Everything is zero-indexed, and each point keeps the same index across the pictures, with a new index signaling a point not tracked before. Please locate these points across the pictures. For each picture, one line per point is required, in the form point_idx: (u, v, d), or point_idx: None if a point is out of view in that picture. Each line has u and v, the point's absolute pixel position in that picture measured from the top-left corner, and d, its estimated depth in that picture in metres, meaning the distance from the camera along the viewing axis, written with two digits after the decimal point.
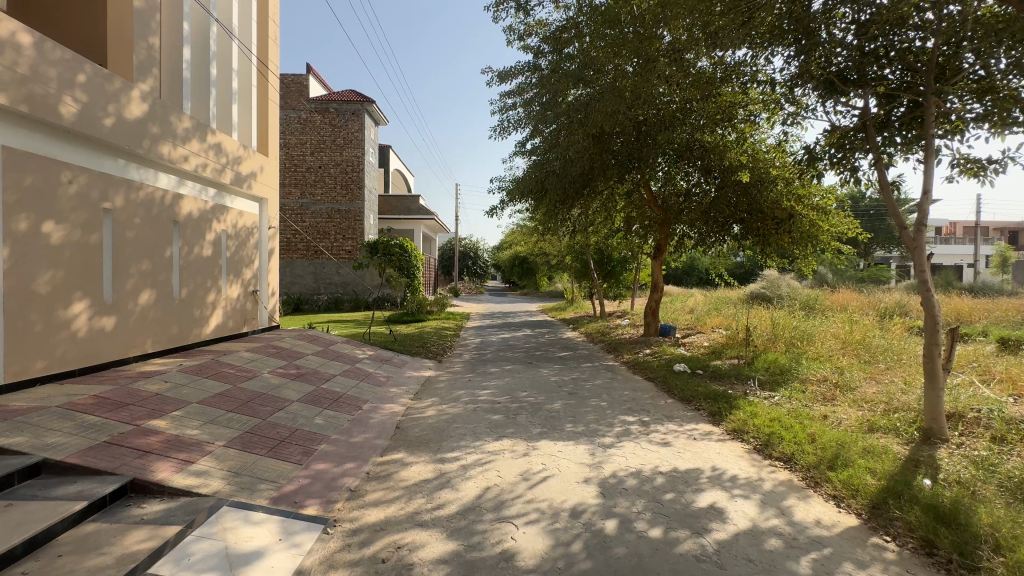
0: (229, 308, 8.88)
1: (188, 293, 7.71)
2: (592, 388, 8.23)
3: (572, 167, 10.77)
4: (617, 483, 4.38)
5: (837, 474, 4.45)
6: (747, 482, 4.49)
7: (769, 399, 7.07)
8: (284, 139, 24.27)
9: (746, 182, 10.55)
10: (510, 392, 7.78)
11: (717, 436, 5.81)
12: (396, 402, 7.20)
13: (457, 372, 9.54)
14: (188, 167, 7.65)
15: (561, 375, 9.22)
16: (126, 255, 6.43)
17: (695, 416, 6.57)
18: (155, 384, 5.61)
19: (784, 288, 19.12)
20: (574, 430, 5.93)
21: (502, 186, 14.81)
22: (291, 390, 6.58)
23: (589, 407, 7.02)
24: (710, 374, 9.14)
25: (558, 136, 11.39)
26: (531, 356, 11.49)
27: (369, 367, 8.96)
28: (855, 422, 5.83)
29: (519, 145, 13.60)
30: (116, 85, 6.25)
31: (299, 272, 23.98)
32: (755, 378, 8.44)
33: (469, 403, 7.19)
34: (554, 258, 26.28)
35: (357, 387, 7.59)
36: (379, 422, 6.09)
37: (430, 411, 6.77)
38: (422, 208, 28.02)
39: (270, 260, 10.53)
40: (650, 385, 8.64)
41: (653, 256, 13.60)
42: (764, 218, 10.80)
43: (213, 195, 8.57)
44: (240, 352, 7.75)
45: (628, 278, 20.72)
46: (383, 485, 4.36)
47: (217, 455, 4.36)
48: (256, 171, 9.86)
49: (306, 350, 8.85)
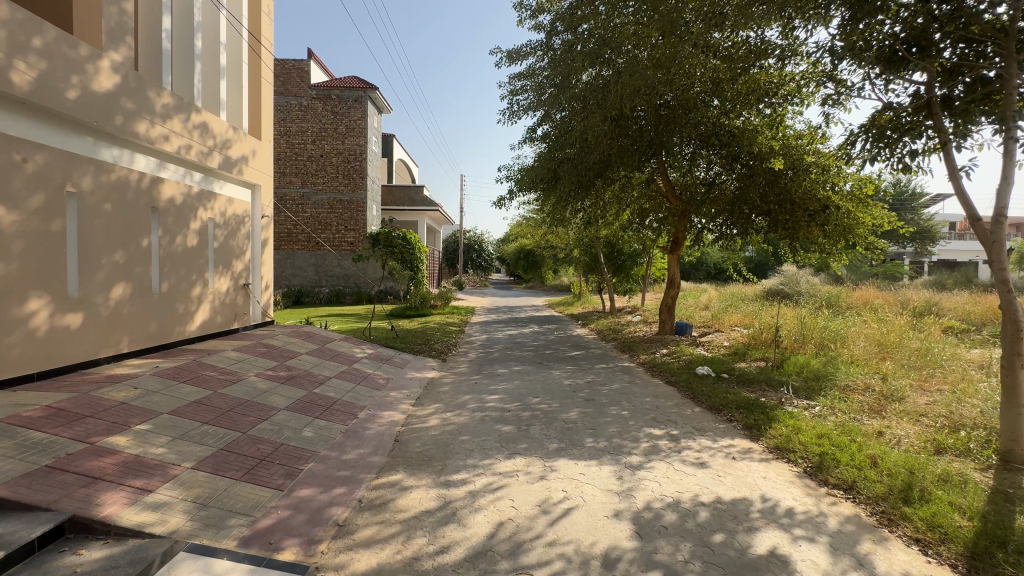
0: (217, 302, 8.23)
1: (170, 286, 7.06)
2: (610, 393, 7.52)
3: (590, 154, 10.01)
4: (654, 519, 3.68)
5: (915, 510, 3.75)
6: (807, 518, 3.79)
7: (809, 410, 6.36)
8: (284, 126, 23.49)
9: (777, 171, 9.67)
10: (520, 398, 7.09)
11: (758, 455, 5.10)
12: (395, 409, 6.52)
13: (461, 374, 8.85)
14: (168, 148, 6.96)
15: (574, 377, 8.52)
16: (96, 244, 5.77)
17: (730, 430, 5.85)
18: (123, 390, 4.95)
19: (803, 285, 18.24)
20: (596, 445, 5.25)
21: (510, 174, 14.01)
22: (279, 396, 5.92)
23: (609, 416, 6.31)
24: (736, 378, 8.39)
25: (571, 121, 10.60)
26: (541, 355, 10.79)
27: (367, 367, 8.30)
28: (918, 441, 5.10)
29: (531, 132, 12.81)
30: (81, 52, 5.56)
31: (300, 264, 23.37)
32: (789, 385, 7.68)
33: (476, 410, 6.50)
34: (562, 252, 25.56)
35: (352, 391, 6.92)
36: (376, 435, 5.42)
37: (432, 420, 6.10)
38: (426, 199, 27.31)
39: (263, 251, 9.88)
40: (673, 389, 7.94)
41: (670, 250, 12.83)
42: (796, 210, 9.86)
43: (199, 180, 7.92)
44: (226, 352, 7.10)
45: (639, 273, 19.91)
46: (377, 518, 3.68)
47: (183, 480, 3.70)
48: (248, 155, 9.19)
49: (299, 349, 8.19)
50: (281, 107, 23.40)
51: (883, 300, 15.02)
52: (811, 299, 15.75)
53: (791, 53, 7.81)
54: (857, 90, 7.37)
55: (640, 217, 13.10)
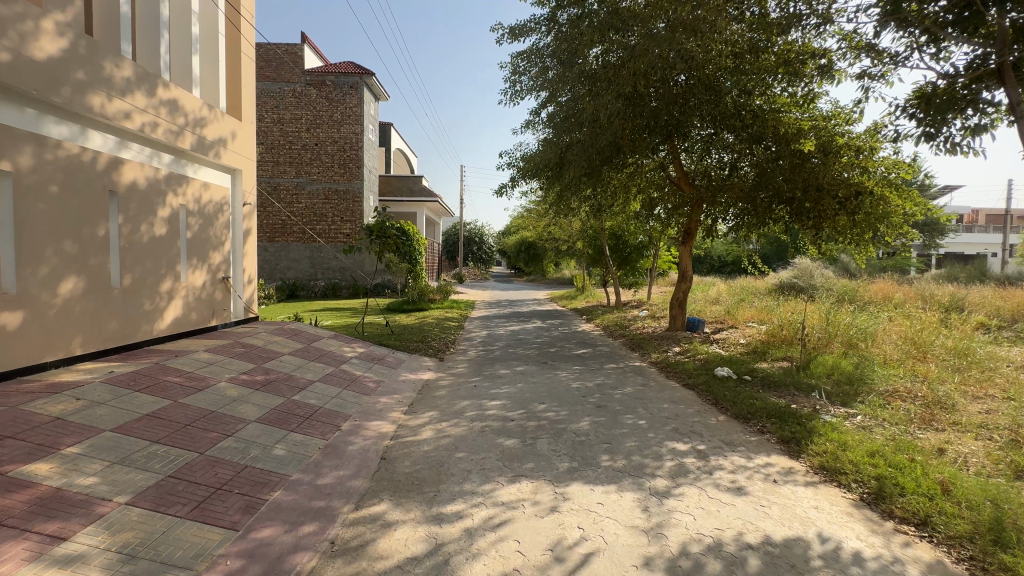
0: (191, 298, 7.50)
1: (134, 280, 6.32)
2: (624, 399, 6.80)
3: (601, 136, 9.20)
4: (695, 569, 2.98)
5: (1017, 558, 3.05)
6: (881, 567, 3.09)
7: (851, 421, 5.65)
8: (277, 114, 22.61)
9: (805, 153, 8.86)
10: (524, 405, 6.37)
11: (803, 478, 4.39)
12: (384, 418, 5.81)
13: (460, 375, 8.14)
14: (130, 125, 6.21)
15: (583, 379, 7.82)
16: (38, 233, 5.04)
17: (764, 445, 5.14)
18: (61, 403, 4.22)
19: (818, 278, 17.38)
20: (614, 465, 4.54)
21: (512, 162, 13.21)
22: (250, 406, 5.20)
23: (625, 427, 5.59)
24: (759, 381, 7.66)
25: (580, 100, 9.80)
26: (545, 354, 10.07)
27: (356, 369, 7.59)
28: (992, 462, 4.39)
29: (534, 115, 11.99)
30: (15, 10, 4.78)
31: (295, 257, 22.64)
32: (822, 390, 6.95)
33: (475, 420, 5.78)
34: (565, 244, 24.83)
35: (337, 397, 6.21)
36: (359, 452, 4.71)
37: (426, 432, 5.39)
38: (425, 189, 26.50)
39: (245, 242, 9.13)
40: (692, 394, 7.23)
41: (682, 242, 12.06)
42: (825, 197, 8.91)
43: (169, 163, 7.17)
44: (198, 353, 6.38)
45: (645, 266, 19.16)
46: (351, 568, 2.97)
47: (111, 522, 2.98)
48: (226, 137, 8.42)
49: (282, 349, 7.47)
50: (274, 93, 22.49)
51: (903, 295, 14.26)
52: (826, 294, 15.01)
53: (829, 21, 7.01)
54: (902, 61, 6.60)
55: (648, 207, 12.32)
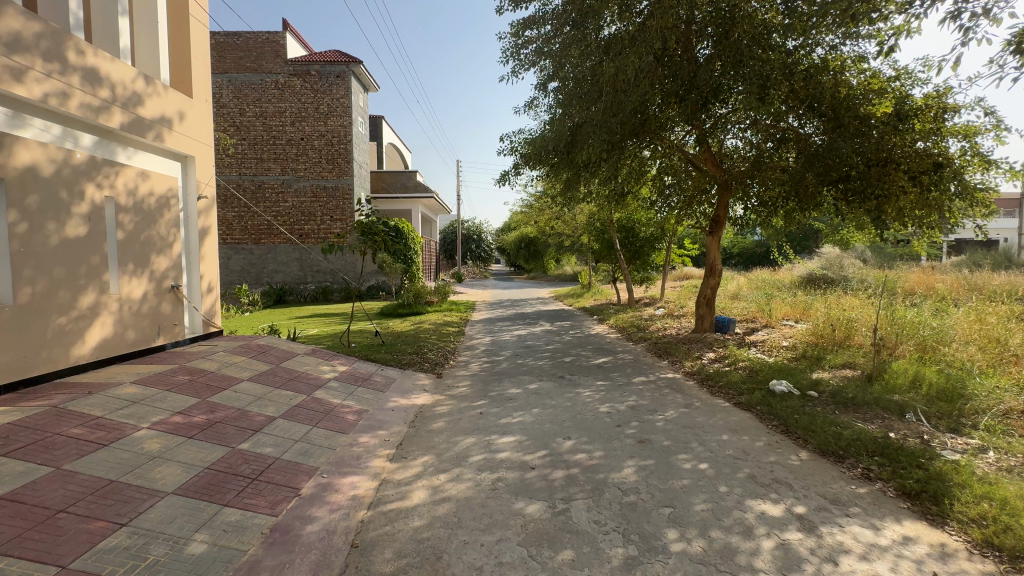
0: (127, 314, 6.05)
1: (37, 295, 4.88)
2: (670, 429, 5.35)
3: (627, 102, 7.76)
4: None
5: None
6: None
7: (985, 461, 4.25)
8: (259, 107, 21.04)
9: (869, 120, 7.43)
10: (545, 443, 4.93)
11: (974, 567, 2.96)
12: (363, 470, 4.37)
13: (461, 398, 6.69)
14: (23, 92, 4.74)
15: (611, 400, 6.40)
16: None
17: (886, 506, 3.70)
18: None
19: (847, 269, 15.92)
20: (691, 549, 3.12)
21: (514, 147, 11.71)
22: (174, 466, 3.78)
23: (685, 477, 4.16)
24: (830, 399, 6.18)
25: (599, 66, 8.36)
26: (560, 366, 8.61)
27: (334, 395, 6.17)
28: None
29: (540, 91, 10.60)
30: None
31: (282, 260, 21.22)
32: (916, 412, 5.55)
33: (483, 470, 4.35)
34: (570, 239, 23.46)
35: (303, 439, 4.77)
36: (319, 538, 3.28)
37: (418, 493, 3.96)
38: (419, 185, 25.02)
39: (203, 243, 7.68)
40: (753, 417, 5.81)
41: (709, 231, 10.64)
42: (892, 171, 7.52)
43: (93, 146, 5.74)
44: (124, 387, 4.93)
45: (658, 260, 17.72)
46: None
47: None
48: (172, 116, 6.97)
49: (240, 375, 6.03)
50: (256, 85, 20.91)
51: (947, 283, 12.86)
52: (861, 286, 13.55)
53: None
54: None
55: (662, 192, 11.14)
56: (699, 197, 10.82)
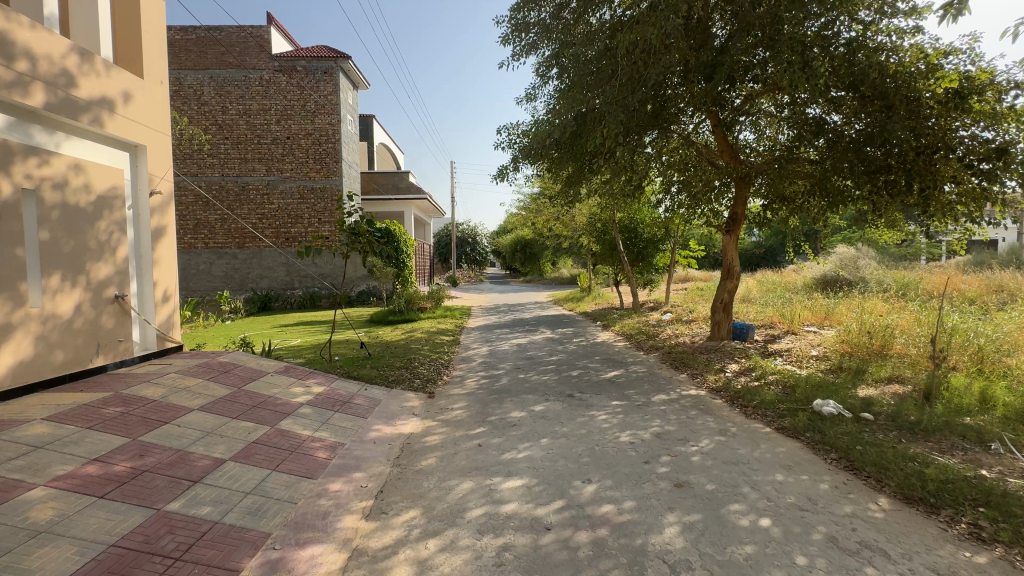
0: (54, 331, 5.04)
1: None
2: (711, 466, 4.39)
3: (647, 78, 6.87)
4: None
5: None
6: None
7: None
8: (242, 104, 19.95)
9: (919, 100, 6.57)
10: (561, 490, 3.95)
11: None
12: (330, 534, 3.39)
13: (456, 424, 5.69)
14: None
15: (633, 427, 5.45)
16: None
17: None
18: None
19: (864, 269, 15.07)
20: None
21: (512, 139, 10.77)
22: (64, 546, 2.76)
23: (748, 542, 3.20)
24: (890, 424, 5.25)
25: (613, 39, 7.47)
26: (567, 381, 7.61)
27: (304, 426, 5.16)
28: None
29: (541, 75, 9.69)
30: None
31: (268, 264, 20.17)
32: (1003, 440, 4.64)
33: (485, 533, 3.37)
34: (569, 241, 22.54)
35: (255, 490, 3.76)
36: None
37: (400, 572, 2.97)
38: (411, 186, 24.01)
39: (159, 245, 6.69)
40: (807, 448, 4.85)
41: (726, 229, 9.74)
42: (943, 159, 6.73)
43: (5, 128, 4.74)
44: (32, 426, 3.92)
45: (663, 262, 16.84)
46: None
47: None
48: (117, 99, 5.98)
49: (190, 404, 5.01)
50: (239, 81, 19.83)
51: (975, 284, 12.04)
52: (882, 289, 12.70)
53: None
54: None
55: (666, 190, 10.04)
56: (707, 196, 9.71)
